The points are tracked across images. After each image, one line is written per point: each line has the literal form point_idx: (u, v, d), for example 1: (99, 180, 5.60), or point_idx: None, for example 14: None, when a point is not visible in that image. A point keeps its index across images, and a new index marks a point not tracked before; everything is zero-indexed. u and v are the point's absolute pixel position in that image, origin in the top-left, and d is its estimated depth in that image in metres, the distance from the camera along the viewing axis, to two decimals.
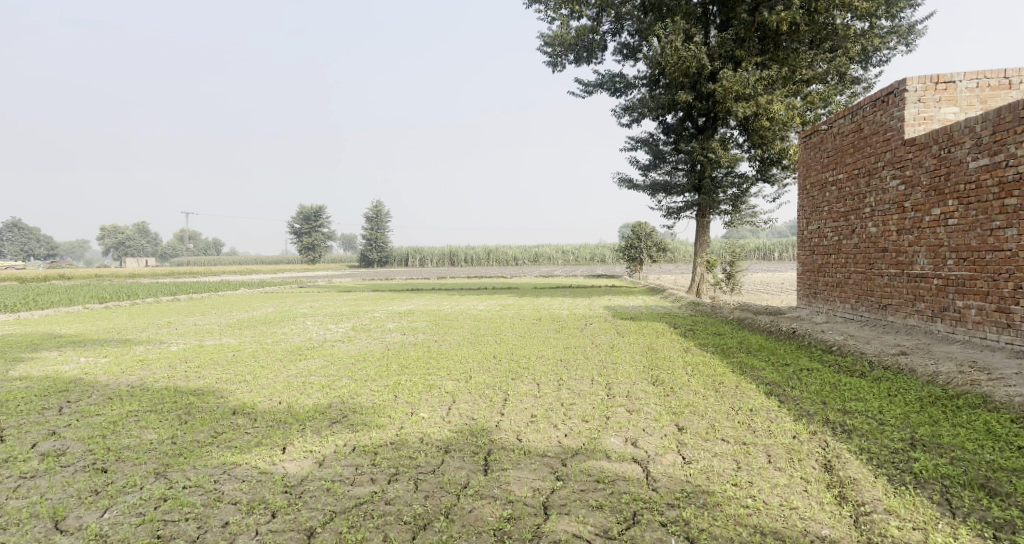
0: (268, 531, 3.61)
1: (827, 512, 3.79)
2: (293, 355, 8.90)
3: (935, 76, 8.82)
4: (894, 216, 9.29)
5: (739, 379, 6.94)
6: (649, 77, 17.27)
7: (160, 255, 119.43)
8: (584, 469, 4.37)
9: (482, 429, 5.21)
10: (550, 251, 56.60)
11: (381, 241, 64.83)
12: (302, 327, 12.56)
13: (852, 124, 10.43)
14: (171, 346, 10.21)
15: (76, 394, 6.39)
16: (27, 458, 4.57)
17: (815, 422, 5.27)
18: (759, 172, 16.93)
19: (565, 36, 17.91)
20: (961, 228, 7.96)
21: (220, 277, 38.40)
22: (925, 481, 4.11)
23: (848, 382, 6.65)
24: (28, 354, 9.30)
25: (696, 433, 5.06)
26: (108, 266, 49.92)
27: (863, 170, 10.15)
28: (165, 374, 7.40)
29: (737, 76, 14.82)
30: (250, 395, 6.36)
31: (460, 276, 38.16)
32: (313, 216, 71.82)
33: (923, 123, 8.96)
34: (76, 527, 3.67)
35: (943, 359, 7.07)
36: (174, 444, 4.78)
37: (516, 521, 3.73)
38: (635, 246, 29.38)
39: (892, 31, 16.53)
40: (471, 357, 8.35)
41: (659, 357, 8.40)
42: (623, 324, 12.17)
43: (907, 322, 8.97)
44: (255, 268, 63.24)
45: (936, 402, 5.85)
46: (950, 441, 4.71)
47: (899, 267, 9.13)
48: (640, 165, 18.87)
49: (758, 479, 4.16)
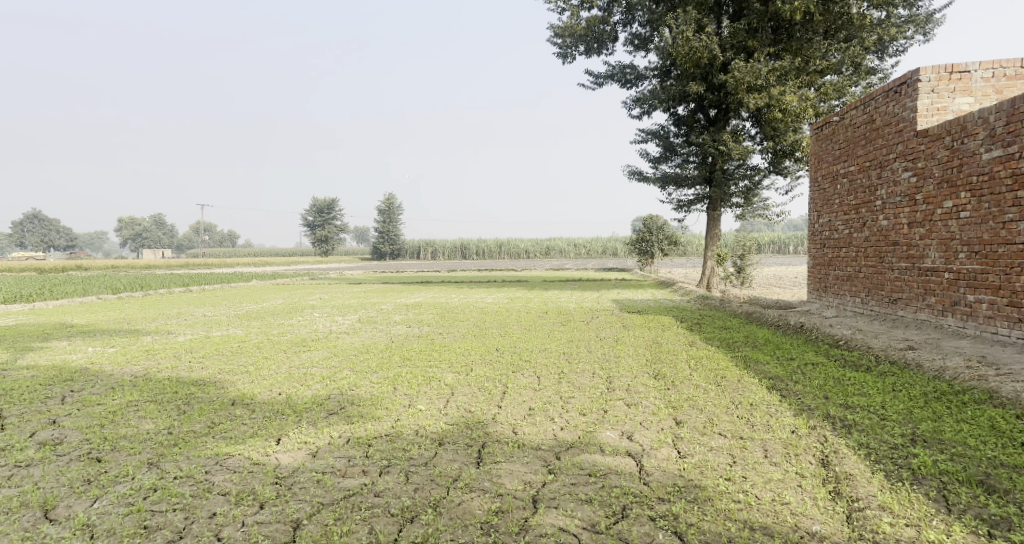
0: (255, 523, 3.62)
1: (820, 508, 3.73)
2: (296, 346, 8.95)
3: (949, 66, 8.65)
4: (905, 208, 9.13)
5: (742, 373, 6.85)
6: (660, 68, 17.13)
7: (176, 247, 121.08)
8: (577, 462, 4.34)
9: (477, 421, 5.19)
10: (562, 245, 56.54)
11: (393, 234, 65.15)
12: (309, 319, 12.61)
13: (865, 115, 10.26)
14: (178, 337, 10.32)
15: (79, 384, 6.48)
16: (24, 447, 4.63)
17: (815, 417, 5.19)
18: (771, 164, 16.74)
19: (576, 26, 17.78)
20: (973, 221, 7.81)
21: (235, 270, 38.99)
22: (923, 477, 4.03)
23: (853, 377, 6.54)
24: (39, 344, 9.45)
25: (693, 427, 5.01)
26: (124, 258, 50.60)
27: (875, 162, 9.97)
28: (169, 364, 7.47)
29: (749, 67, 14.66)
30: (251, 386, 6.39)
31: (472, 269, 38.20)
32: (326, 209, 72.43)
33: (937, 113, 8.78)
34: (64, 517, 3.71)
35: (951, 354, 6.97)
36: (170, 434, 4.82)
37: (504, 515, 3.71)
38: (646, 240, 29.17)
39: (909, 21, 16.23)
40: (473, 350, 8.33)
41: (663, 351, 8.34)
42: (629, 318, 12.12)
43: (917, 317, 8.82)
44: (268, 260, 63.90)
45: (942, 397, 5.75)
46: (953, 437, 4.62)
47: (910, 261, 8.98)
48: (650, 157, 18.73)
49: (753, 474, 4.11)
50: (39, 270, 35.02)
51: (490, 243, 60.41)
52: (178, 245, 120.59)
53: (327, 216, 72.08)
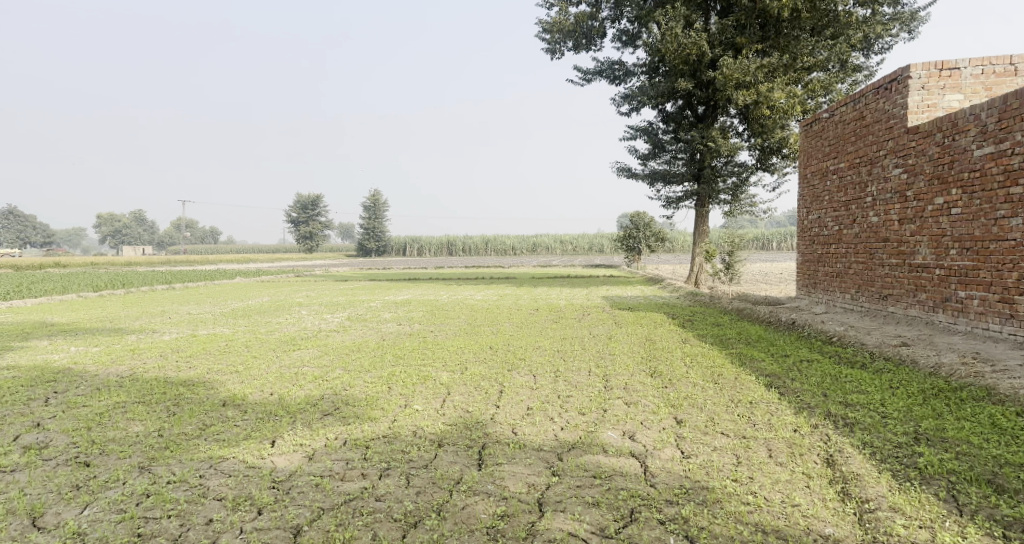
0: (253, 529, 3.50)
1: (830, 510, 3.69)
2: (286, 345, 8.79)
3: (940, 63, 8.69)
4: (896, 205, 9.15)
5: (738, 370, 6.82)
6: (648, 65, 17.11)
7: (157, 242, 119.66)
8: (580, 464, 4.26)
9: (477, 422, 5.09)
10: (549, 241, 56.64)
11: (379, 231, 64.70)
12: (297, 317, 12.43)
13: (855, 112, 10.27)
14: (163, 335, 10.10)
15: (63, 385, 6.28)
16: (8, 451, 4.46)
17: (817, 416, 5.16)
18: (758, 161, 16.80)
19: (564, 22, 17.69)
20: (964, 218, 7.84)
21: (216, 267, 38.38)
22: (930, 476, 4.02)
23: (850, 374, 6.52)
24: (19, 344, 9.18)
25: (695, 427, 4.95)
26: (102, 254, 49.67)
27: (865, 159, 10.00)
28: (156, 364, 7.29)
29: (738, 64, 14.65)
30: (241, 386, 6.23)
31: (459, 266, 38.08)
32: (310, 207, 71.76)
33: (927, 110, 8.82)
34: (53, 525, 3.55)
35: (945, 351, 6.99)
36: (161, 437, 4.67)
37: (510, 519, 3.62)
38: (633, 238, 29.23)
39: (894, 19, 16.33)
40: (466, 348, 8.23)
41: (658, 348, 8.31)
42: (620, 314, 12.10)
43: (908, 313, 8.86)
44: (251, 256, 63.26)
45: (939, 394, 5.77)
46: (955, 435, 4.61)
47: (901, 258, 9.01)
48: (639, 154, 18.70)
49: (760, 475, 4.05)
50: (16, 266, 34.36)
51: (477, 240, 60.32)
52: (159, 242, 119.02)
53: (312, 212, 71.39)
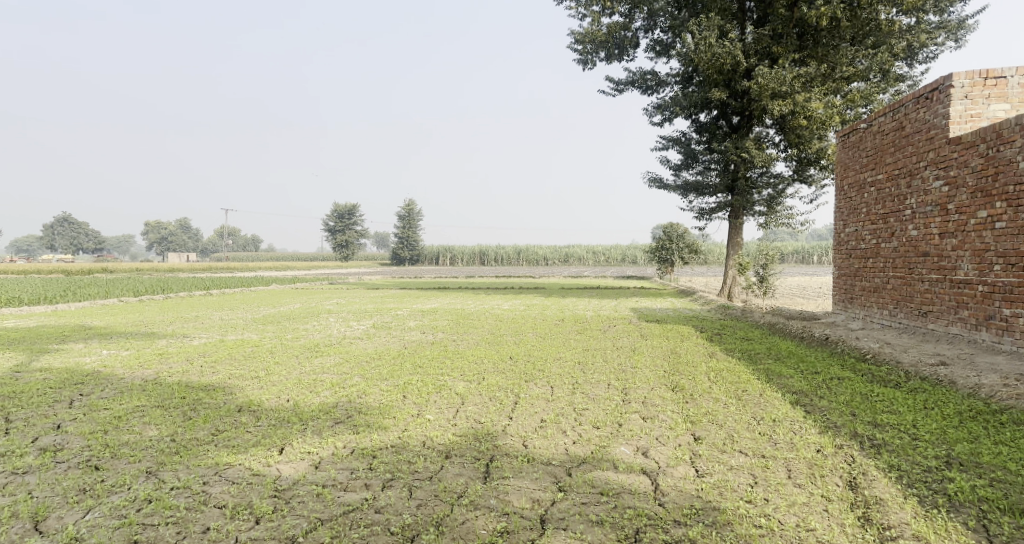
0: (247, 539, 3.49)
1: (848, 536, 3.51)
2: (308, 352, 8.85)
3: (984, 72, 8.37)
4: (936, 218, 8.78)
5: (764, 387, 6.57)
6: (681, 75, 16.92)
7: (201, 250, 123.42)
8: (589, 480, 4.13)
9: (487, 433, 5.01)
10: (582, 252, 56.38)
11: (413, 240, 65.29)
12: (325, 324, 12.52)
13: (894, 122, 9.92)
14: (192, 340, 10.28)
15: (89, 388, 6.43)
16: (25, 453, 4.55)
17: (842, 436, 4.93)
18: (795, 172, 16.39)
19: (596, 33, 17.61)
20: (1009, 232, 7.46)
21: (251, 274, 39.20)
22: (961, 504, 3.78)
23: (881, 393, 6.23)
24: (55, 347, 9.46)
25: (712, 444, 4.77)
26: (144, 261, 51.29)
27: (904, 170, 9.65)
28: (180, 369, 7.40)
29: (774, 73, 14.28)
30: (259, 392, 6.28)
31: (490, 275, 38.29)
32: (347, 215, 72.88)
33: (970, 120, 8.47)
34: (54, 529, 3.60)
35: (986, 372, 6.61)
36: (172, 442, 4.72)
37: (509, 536, 3.54)
38: (666, 248, 28.77)
39: (940, 27, 15.80)
40: (486, 357, 8.15)
41: (682, 362, 8.09)
42: (648, 326, 11.90)
43: (949, 331, 8.46)
44: (287, 263, 64.72)
45: (977, 416, 5.45)
46: (990, 460, 4.34)
47: (941, 273, 8.63)
48: (671, 164, 18.46)
49: (776, 497, 3.87)
50: (65, 270, 35.72)
51: (509, 250, 60.34)
52: (203, 249, 122.60)
53: (349, 221, 72.45)
